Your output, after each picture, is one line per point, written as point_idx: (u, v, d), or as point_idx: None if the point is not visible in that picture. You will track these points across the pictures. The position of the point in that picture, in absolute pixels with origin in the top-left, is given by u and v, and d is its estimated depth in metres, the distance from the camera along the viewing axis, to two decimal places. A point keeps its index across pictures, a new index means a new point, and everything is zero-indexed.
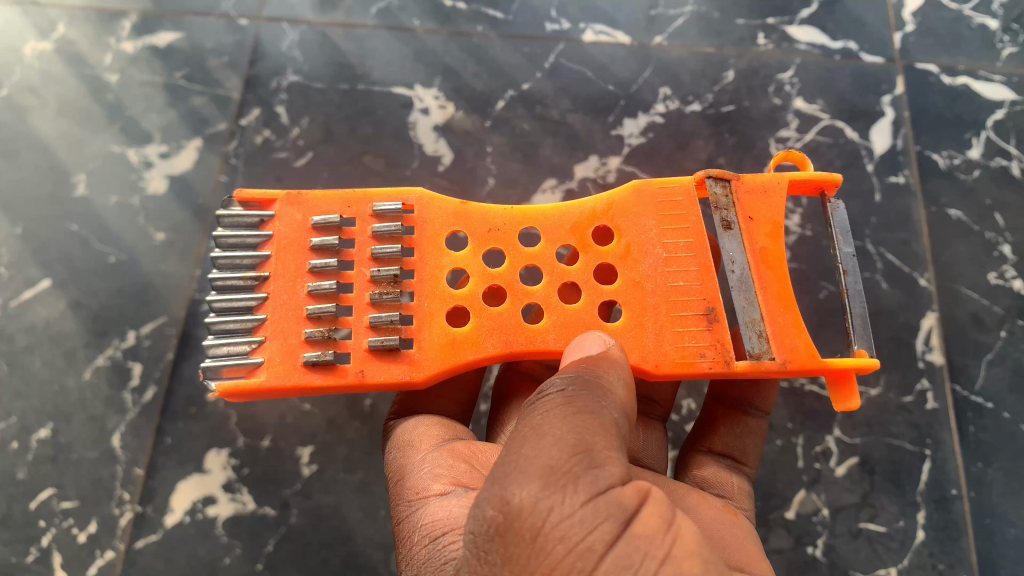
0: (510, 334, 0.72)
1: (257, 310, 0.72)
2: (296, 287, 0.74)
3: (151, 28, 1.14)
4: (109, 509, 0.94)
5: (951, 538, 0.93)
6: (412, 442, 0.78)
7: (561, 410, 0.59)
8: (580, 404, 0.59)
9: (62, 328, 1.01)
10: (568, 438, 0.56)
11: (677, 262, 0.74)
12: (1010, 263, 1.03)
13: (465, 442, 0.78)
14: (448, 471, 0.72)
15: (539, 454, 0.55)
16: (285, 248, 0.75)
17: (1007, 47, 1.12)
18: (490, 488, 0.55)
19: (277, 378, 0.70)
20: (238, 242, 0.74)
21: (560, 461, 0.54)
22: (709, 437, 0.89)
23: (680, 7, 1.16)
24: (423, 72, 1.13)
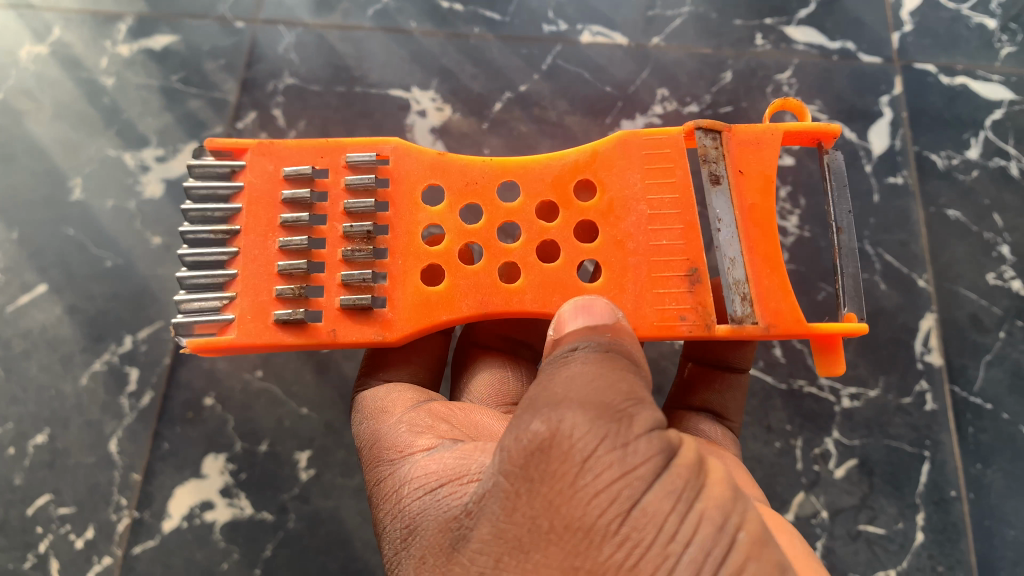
0: (486, 294, 0.71)
1: (229, 264, 0.72)
2: (269, 241, 0.73)
3: (147, 31, 1.13)
4: (107, 515, 0.94)
5: (950, 540, 0.92)
6: (385, 408, 0.78)
7: (602, 360, 0.57)
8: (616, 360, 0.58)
9: (59, 333, 1.00)
10: (617, 382, 0.55)
11: (662, 220, 0.71)
12: (1009, 264, 1.02)
13: (442, 404, 0.78)
14: (429, 430, 0.71)
15: (587, 390, 0.53)
16: (256, 201, 0.74)
17: (1005, 46, 1.11)
18: (531, 414, 0.53)
19: (248, 336, 0.70)
20: (210, 194, 0.74)
21: (614, 400, 0.53)
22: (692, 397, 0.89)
23: (678, 7, 1.15)
24: (420, 74, 1.12)
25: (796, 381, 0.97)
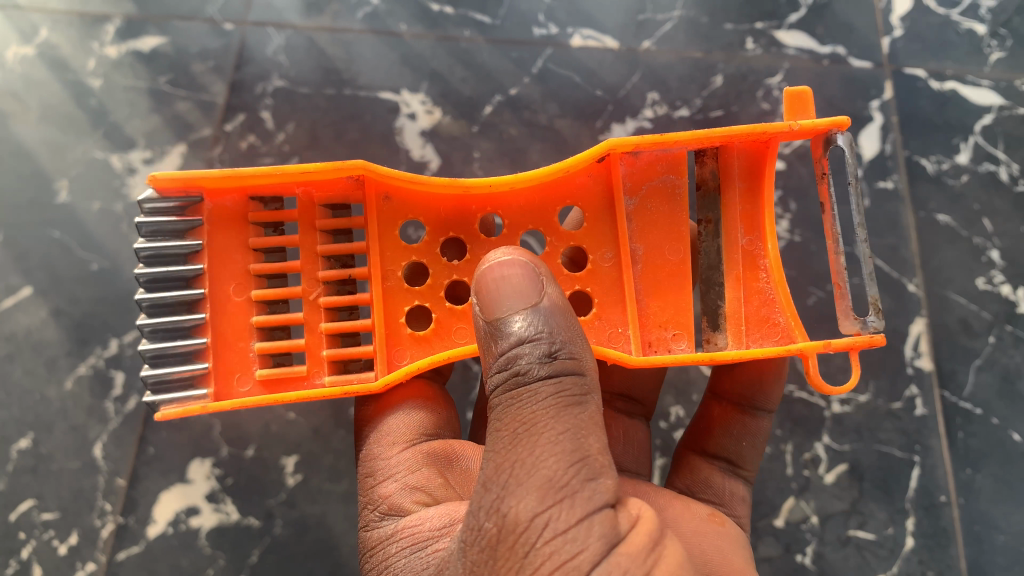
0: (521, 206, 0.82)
1: (191, 259, 0.76)
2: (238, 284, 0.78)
3: (135, 33, 1.12)
4: (91, 520, 0.93)
5: (940, 545, 0.93)
6: (387, 435, 0.79)
7: (553, 401, 0.57)
8: (562, 393, 0.57)
9: (43, 336, 0.99)
10: (566, 443, 0.55)
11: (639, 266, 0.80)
12: (999, 269, 1.03)
13: (442, 443, 0.79)
14: (420, 480, 0.75)
15: (537, 462, 0.55)
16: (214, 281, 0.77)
17: (995, 52, 1.12)
18: (486, 493, 0.56)
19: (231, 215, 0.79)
20: (162, 259, 0.75)
21: (559, 471, 0.54)
22: (706, 438, 0.91)
23: (669, 11, 1.14)
24: (410, 76, 1.12)
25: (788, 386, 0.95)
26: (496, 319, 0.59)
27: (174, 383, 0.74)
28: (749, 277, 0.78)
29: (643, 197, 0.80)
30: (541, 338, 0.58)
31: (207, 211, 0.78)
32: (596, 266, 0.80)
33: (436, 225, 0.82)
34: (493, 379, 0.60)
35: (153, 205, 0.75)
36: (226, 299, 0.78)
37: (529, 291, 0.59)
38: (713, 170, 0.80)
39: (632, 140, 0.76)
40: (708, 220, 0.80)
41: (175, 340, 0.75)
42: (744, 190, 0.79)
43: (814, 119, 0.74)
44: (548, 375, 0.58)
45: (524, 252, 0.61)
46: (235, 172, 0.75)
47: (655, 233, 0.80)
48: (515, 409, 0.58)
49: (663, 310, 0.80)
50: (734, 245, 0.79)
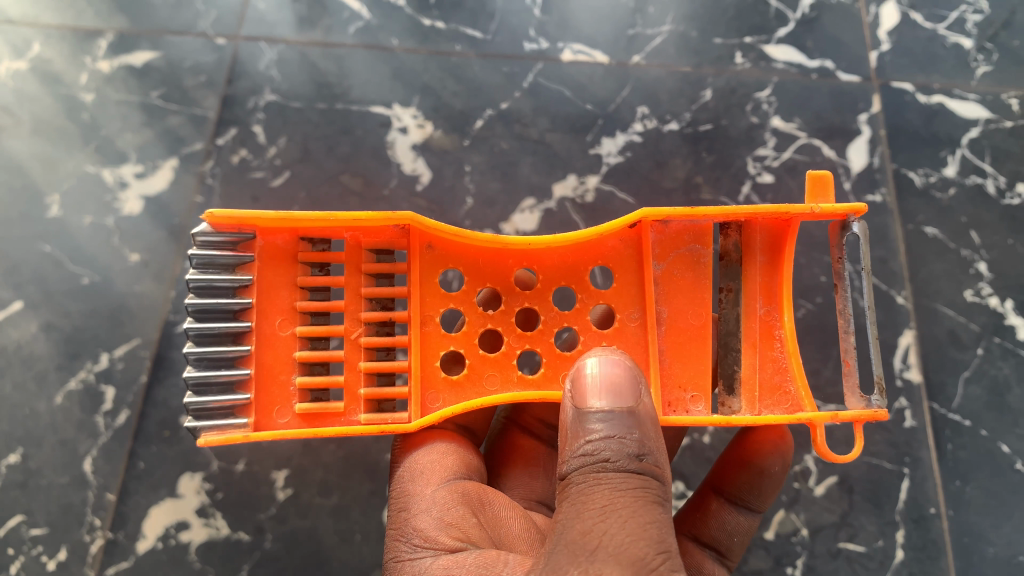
0: (551, 265, 0.79)
1: (240, 292, 0.72)
2: (284, 322, 0.74)
3: (128, 48, 1.12)
4: (80, 535, 0.93)
5: (930, 558, 0.93)
6: (423, 471, 0.77)
7: (637, 491, 0.59)
8: (646, 485, 0.60)
9: (34, 351, 0.99)
10: (655, 531, 0.58)
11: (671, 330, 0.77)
12: (987, 281, 1.03)
13: (476, 484, 0.78)
14: (455, 520, 0.71)
15: (630, 543, 0.57)
16: (262, 315, 0.73)
17: (981, 65, 1.13)
18: (575, 560, 0.56)
19: (273, 252, 0.74)
20: (210, 287, 0.71)
21: (648, 556, 0.56)
22: (697, 526, 0.86)
23: (658, 26, 1.15)
24: (402, 91, 1.12)
25: None
26: (586, 407, 0.62)
27: (216, 412, 0.70)
28: (765, 346, 0.75)
29: (671, 263, 0.77)
30: (632, 433, 0.61)
31: (257, 247, 0.74)
32: (623, 326, 0.77)
33: (474, 275, 0.78)
34: (578, 459, 0.61)
35: (207, 239, 0.71)
36: (270, 332, 0.73)
37: (631, 388, 0.62)
38: (737, 242, 0.76)
39: (664, 211, 0.75)
40: (729, 288, 0.76)
41: (220, 369, 0.71)
42: (765, 265, 0.76)
43: (833, 205, 0.72)
44: (638, 470, 0.60)
45: (621, 353, 0.65)
46: (289, 215, 0.71)
47: (681, 296, 0.77)
48: (601, 489, 0.59)
49: (684, 370, 0.76)
50: (752, 315, 0.76)
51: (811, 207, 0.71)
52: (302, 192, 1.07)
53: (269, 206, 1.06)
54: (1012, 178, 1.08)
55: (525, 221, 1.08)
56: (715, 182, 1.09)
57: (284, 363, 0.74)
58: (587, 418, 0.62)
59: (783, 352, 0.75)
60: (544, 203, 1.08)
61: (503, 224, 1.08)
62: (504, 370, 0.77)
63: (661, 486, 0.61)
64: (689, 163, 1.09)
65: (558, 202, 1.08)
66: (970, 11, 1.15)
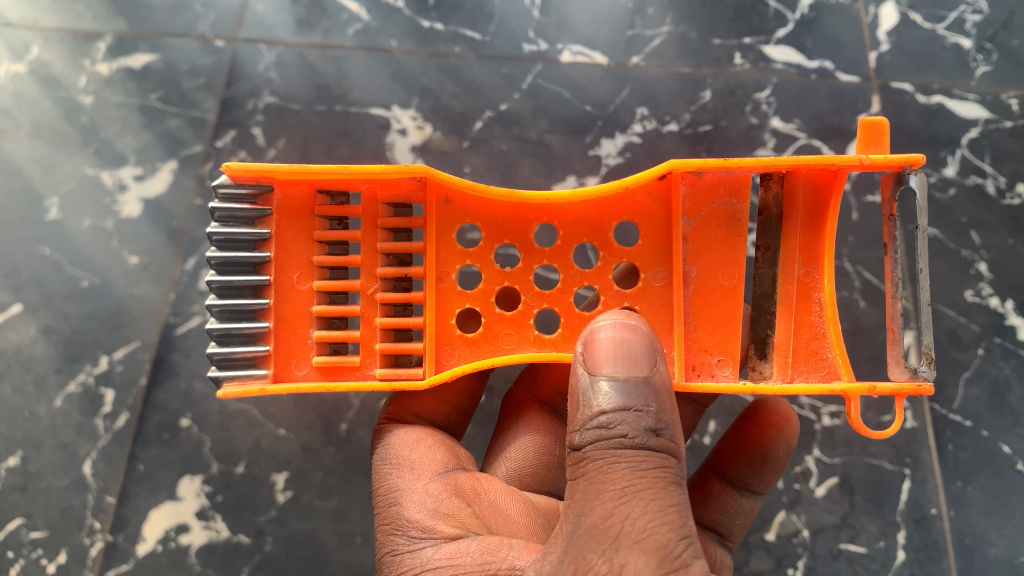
0: (571, 221, 0.80)
1: (259, 246, 0.74)
2: (302, 276, 0.76)
3: (126, 50, 1.12)
4: (80, 539, 0.93)
5: (931, 558, 0.94)
6: (411, 463, 0.77)
7: (655, 472, 0.59)
8: (663, 464, 0.60)
9: (33, 354, 0.99)
10: (675, 515, 0.58)
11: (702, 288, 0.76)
12: (987, 281, 1.03)
13: (466, 474, 0.78)
14: (450, 510, 0.71)
15: (654, 530, 0.57)
16: (281, 269, 0.75)
17: (980, 66, 1.13)
18: (598, 547, 0.56)
19: (290, 205, 0.76)
20: (232, 239, 0.72)
21: (671, 542, 0.56)
22: (700, 509, 0.86)
23: (657, 26, 1.15)
24: (401, 93, 1.12)
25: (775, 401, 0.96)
26: (602, 376, 0.61)
27: (238, 362, 0.72)
28: (801, 310, 0.74)
29: (702, 218, 0.76)
30: (651, 408, 0.60)
31: (275, 201, 0.75)
32: (648, 285, 0.78)
33: (492, 230, 0.79)
34: (596, 435, 0.60)
35: (228, 191, 0.72)
36: (290, 286, 0.75)
37: (648, 362, 0.61)
38: (776, 196, 0.75)
39: (694, 162, 0.73)
40: (766, 246, 0.75)
41: (241, 322, 0.72)
42: (805, 221, 0.74)
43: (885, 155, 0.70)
44: (656, 448, 0.60)
45: (638, 324, 0.64)
46: (304, 168, 0.72)
47: (711, 254, 0.76)
48: (619, 467, 0.59)
49: (712, 335, 0.76)
50: (790, 276, 0.75)
51: (857, 159, 0.69)
52: None
53: None
54: (1012, 178, 1.08)
55: None
56: None
57: (303, 318, 0.75)
58: (603, 390, 0.61)
59: (822, 321, 0.74)
60: None
61: None
62: (520, 328, 0.79)
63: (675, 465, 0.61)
64: (688, 164, 1.10)
65: None
66: (969, 11, 1.15)
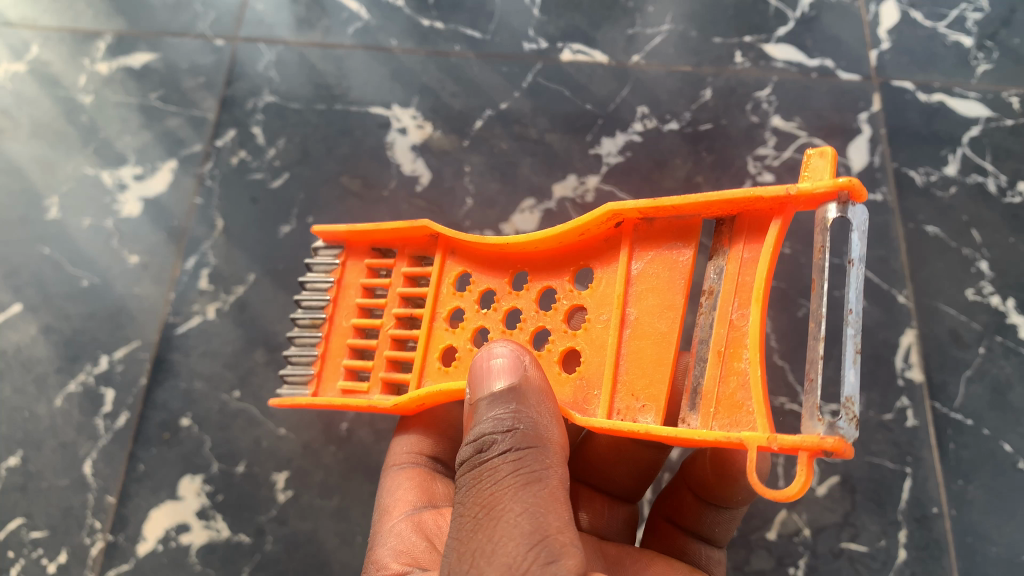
0: (545, 264, 0.79)
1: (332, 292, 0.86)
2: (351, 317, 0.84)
3: (127, 50, 1.13)
4: (80, 538, 0.92)
5: (933, 557, 0.92)
6: (387, 508, 0.79)
7: (509, 481, 0.57)
8: (524, 470, 0.58)
9: (33, 353, 0.99)
10: (523, 522, 0.55)
11: (636, 332, 0.70)
12: (988, 280, 1.02)
13: (436, 515, 0.78)
14: (407, 548, 0.73)
15: (497, 547, 0.55)
16: (338, 310, 0.85)
17: (981, 64, 1.13)
18: None
19: (357, 262, 0.87)
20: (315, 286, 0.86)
21: (515, 554, 0.54)
22: (686, 515, 0.86)
23: (657, 25, 1.15)
24: (401, 92, 1.12)
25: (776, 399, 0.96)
26: (476, 401, 0.62)
27: (299, 382, 0.83)
28: (732, 356, 0.63)
29: (649, 261, 0.72)
30: (506, 419, 0.60)
31: (346, 260, 0.87)
32: (590, 327, 0.73)
33: (482, 275, 0.81)
34: (462, 464, 0.61)
35: (323, 251, 0.88)
36: (338, 324, 0.84)
37: (505, 375, 0.62)
38: (727, 239, 0.68)
39: (630, 203, 0.70)
40: (712, 290, 0.67)
41: (308, 351, 0.84)
42: (749, 262, 0.65)
43: (817, 184, 0.61)
44: (513, 452, 0.58)
45: (512, 344, 0.65)
46: (357, 227, 0.84)
47: (649, 299, 0.70)
48: (479, 488, 0.59)
49: (641, 378, 0.68)
50: (727, 319, 0.64)
51: (778, 191, 0.62)
52: (301, 193, 1.07)
53: (268, 207, 1.06)
54: (1014, 176, 1.07)
55: (525, 221, 1.06)
56: (715, 183, 1.07)
57: (341, 350, 0.83)
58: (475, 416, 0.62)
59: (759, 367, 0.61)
60: (544, 203, 1.07)
61: (503, 225, 1.06)
62: None
63: (547, 469, 0.58)
64: (689, 163, 1.09)
65: (558, 203, 1.07)
66: (970, 9, 1.15)
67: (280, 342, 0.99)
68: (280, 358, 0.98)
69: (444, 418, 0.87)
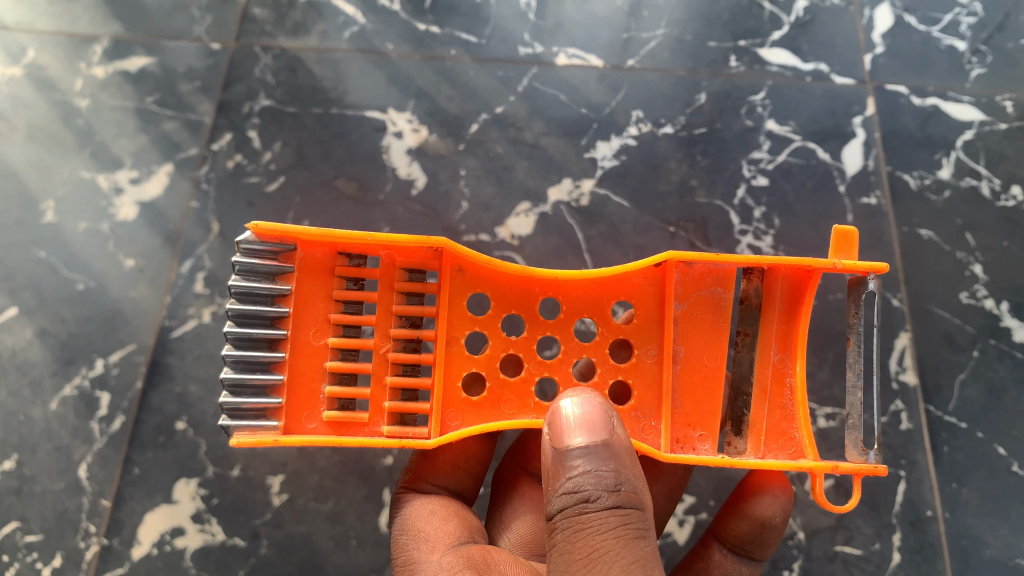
0: (570, 295, 0.79)
1: (278, 301, 0.73)
2: (320, 333, 0.75)
3: (123, 53, 1.13)
4: (75, 542, 0.92)
5: (926, 560, 0.92)
6: (426, 537, 0.78)
7: (618, 534, 0.59)
8: (628, 523, 0.60)
9: (29, 357, 0.99)
10: (636, 573, 0.58)
11: (687, 370, 0.77)
12: (982, 283, 1.02)
13: (480, 546, 0.78)
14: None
15: None
16: (299, 323, 0.74)
17: (975, 68, 1.13)
18: None
19: (309, 264, 0.75)
20: (250, 293, 0.71)
21: None
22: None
23: (653, 29, 1.15)
24: (397, 95, 1.12)
25: None
26: (565, 448, 0.62)
27: (248, 412, 0.71)
28: (775, 393, 0.74)
29: (691, 303, 0.77)
30: (608, 471, 0.61)
31: (297, 258, 0.75)
32: (640, 362, 0.77)
33: (500, 300, 0.79)
34: (560, 512, 0.61)
35: (250, 247, 0.71)
36: (302, 340, 0.74)
37: (601, 430, 0.62)
38: (758, 289, 0.76)
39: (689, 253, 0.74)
40: (745, 332, 0.76)
41: (254, 373, 0.71)
42: (783, 314, 0.75)
43: (856, 260, 0.72)
44: (620, 509, 0.60)
45: (595, 392, 0.65)
46: (327, 233, 0.72)
47: (697, 338, 0.77)
48: (584, 535, 0.60)
49: (695, 410, 0.76)
50: (765, 360, 0.75)
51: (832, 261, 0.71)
52: (297, 197, 1.07)
53: (265, 211, 1.06)
54: (1007, 180, 1.08)
55: (521, 224, 1.07)
56: (710, 185, 1.08)
57: (317, 370, 0.74)
58: (565, 462, 0.62)
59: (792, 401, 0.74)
60: (540, 207, 1.08)
61: (497, 228, 1.07)
62: (522, 395, 0.78)
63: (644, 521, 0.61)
64: (684, 166, 1.09)
65: (553, 207, 1.08)
66: (963, 13, 1.15)
67: None
68: None
69: (461, 453, 0.88)
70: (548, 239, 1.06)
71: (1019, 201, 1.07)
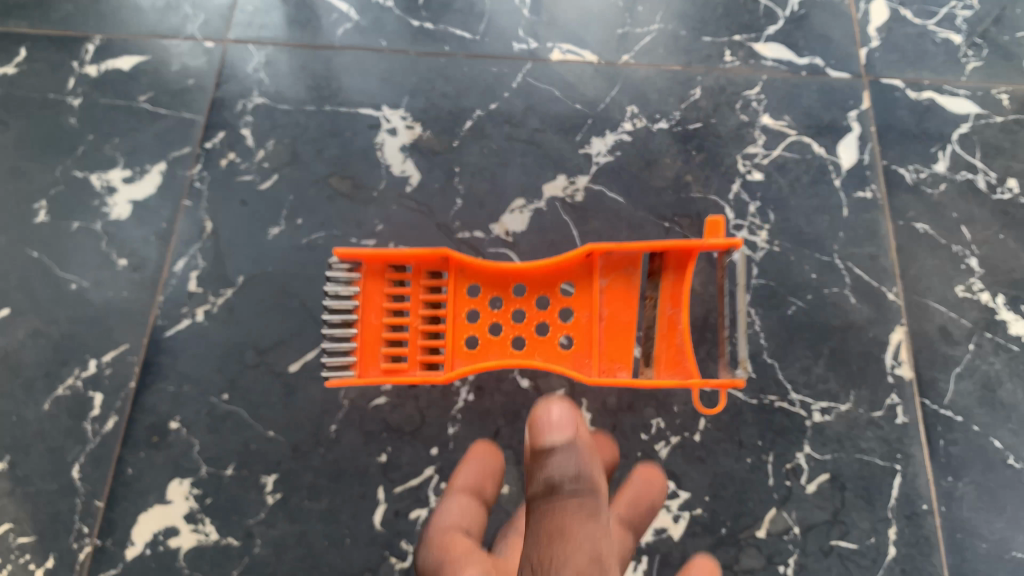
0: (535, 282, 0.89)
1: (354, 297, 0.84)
2: (375, 316, 0.84)
3: (114, 52, 1.13)
4: (68, 543, 0.91)
5: (921, 554, 0.91)
6: (439, 526, 0.78)
7: (580, 515, 0.57)
8: (590, 510, 0.58)
9: (22, 358, 0.98)
10: (588, 545, 0.54)
11: (611, 328, 0.86)
12: (977, 276, 1.02)
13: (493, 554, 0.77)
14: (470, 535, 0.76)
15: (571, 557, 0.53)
16: (367, 305, 0.85)
17: (972, 61, 1.13)
18: None
19: (375, 267, 0.86)
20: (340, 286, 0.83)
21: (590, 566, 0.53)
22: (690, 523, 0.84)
23: (647, 25, 1.15)
24: (391, 91, 1.12)
25: (767, 395, 0.95)
26: (541, 447, 0.61)
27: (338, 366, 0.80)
28: (669, 336, 0.83)
29: (612, 280, 0.86)
30: (575, 463, 0.60)
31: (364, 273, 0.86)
32: (578, 322, 0.87)
33: (491, 289, 0.88)
34: (527, 500, 0.60)
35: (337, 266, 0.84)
36: (369, 321, 0.84)
37: (568, 426, 0.61)
38: (659, 267, 0.85)
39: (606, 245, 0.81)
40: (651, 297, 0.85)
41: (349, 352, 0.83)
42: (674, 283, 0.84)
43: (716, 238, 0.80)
44: (578, 493, 0.58)
45: (570, 405, 0.65)
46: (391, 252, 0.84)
47: (617, 302, 0.86)
48: (548, 519, 0.57)
49: (615, 348, 0.85)
50: (665, 311, 0.83)
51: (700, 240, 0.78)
52: (290, 195, 1.07)
53: (258, 208, 1.06)
54: (1002, 174, 1.07)
55: (514, 220, 1.06)
56: (705, 181, 1.07)
57: (376, 343, 0.84)
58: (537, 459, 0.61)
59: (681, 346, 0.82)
60: (534, 203, 1.07)
61: (492, 225, 1.06)
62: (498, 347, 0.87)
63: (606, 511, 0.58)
64: (678, 162, 1.09)
65: (548, 203, 1.07)
66: (960, 6, 1.15)
67: (270, 343, 0.99)
68: (271, 360, 0.98)
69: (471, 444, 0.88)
70: (543, 236, 1.05)
71: (1014, 195, 1.06)
